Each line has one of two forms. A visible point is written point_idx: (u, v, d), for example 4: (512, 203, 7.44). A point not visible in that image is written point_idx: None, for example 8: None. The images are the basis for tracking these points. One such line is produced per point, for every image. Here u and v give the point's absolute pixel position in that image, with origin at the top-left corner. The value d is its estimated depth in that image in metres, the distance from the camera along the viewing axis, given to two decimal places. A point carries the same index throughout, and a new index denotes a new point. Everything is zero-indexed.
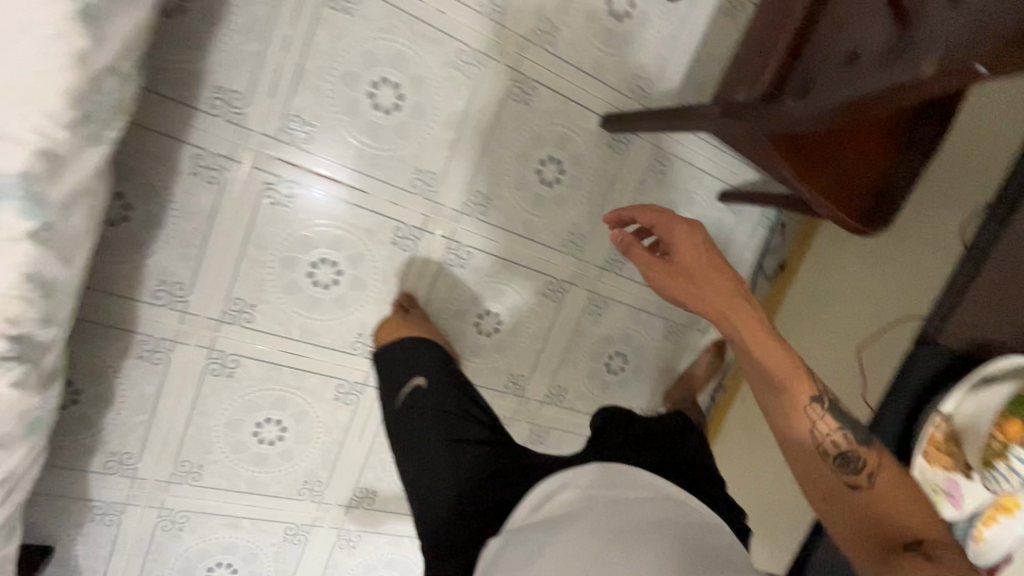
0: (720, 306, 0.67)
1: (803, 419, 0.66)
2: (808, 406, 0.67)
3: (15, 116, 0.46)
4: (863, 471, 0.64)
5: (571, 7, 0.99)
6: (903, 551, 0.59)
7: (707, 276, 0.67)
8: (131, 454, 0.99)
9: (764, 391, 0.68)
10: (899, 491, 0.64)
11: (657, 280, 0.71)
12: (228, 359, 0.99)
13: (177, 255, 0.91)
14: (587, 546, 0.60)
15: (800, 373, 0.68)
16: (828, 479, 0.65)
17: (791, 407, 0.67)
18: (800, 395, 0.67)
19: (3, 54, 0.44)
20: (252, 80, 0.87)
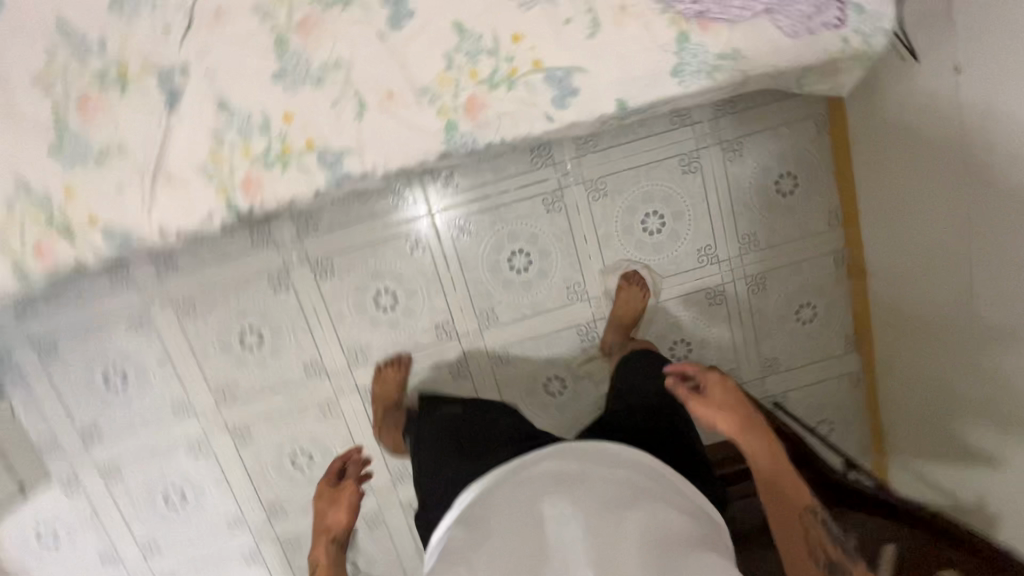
0: (739, 435, 0.85)
1: (798, 524, 0.77)
2: (804, 516, 0.77)
3: (374, 157, 0.82)
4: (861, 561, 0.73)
5: (651, 324, 1.38)
6: None
7: (733, 412, 0.87)
8: (177, 267, 1.25)
9: (768, 500, 0.81)
10: None
11: (699, 413, 0.90)
12: (285, 282, 1.28)
13: (336, 213, 1.26)
14: (583, 517, 0.69)
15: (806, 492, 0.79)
16: None
17: (789, 515, 0.78)
18: (796, 508, 0.78)
19: (401, 142, 0.81)
20: (469, 188, 1.27)
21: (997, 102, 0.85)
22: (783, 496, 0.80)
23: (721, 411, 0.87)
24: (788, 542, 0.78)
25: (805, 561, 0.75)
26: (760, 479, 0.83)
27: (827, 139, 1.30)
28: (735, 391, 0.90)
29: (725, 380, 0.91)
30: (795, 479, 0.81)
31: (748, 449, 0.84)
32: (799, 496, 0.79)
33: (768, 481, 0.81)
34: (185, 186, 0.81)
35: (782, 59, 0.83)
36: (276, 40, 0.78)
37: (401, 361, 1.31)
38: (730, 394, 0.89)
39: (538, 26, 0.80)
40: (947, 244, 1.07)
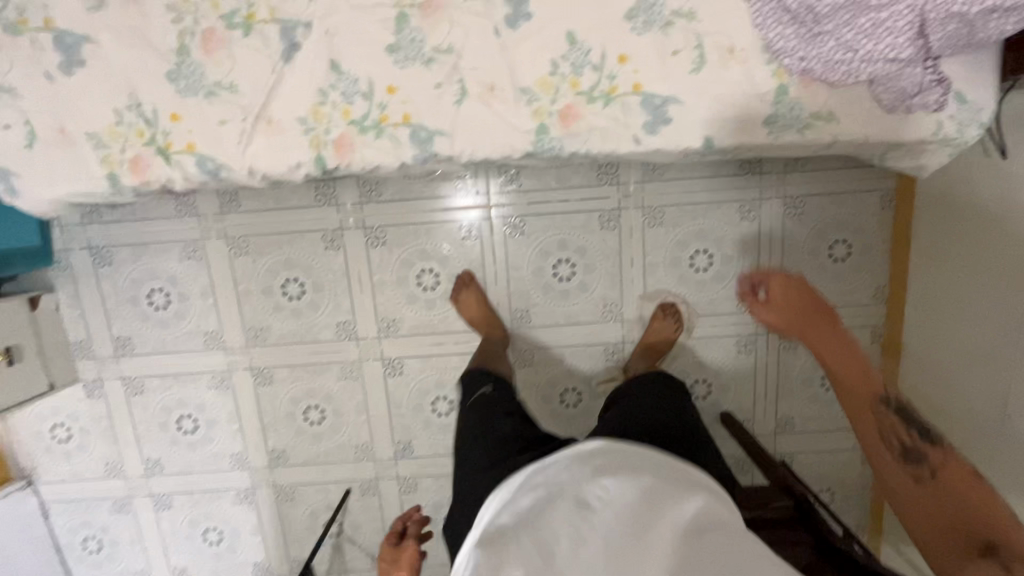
0: (807, 331, 0.98)
1: (875, 415, 0.86)
2: (878, 403, 0.87)
3: (463, 143, 0.85)
4: (929, 467, 0.78)
5: (677, 358, 1.39)
6: (977, 550, 0.67)
7: (801, 308, 1.00)
8: (240, 206, 1.30)
9: (843, 394, 0.91)
10: (967, 483, 0.74)
11: (770, 314, 1.04)
12: (337, 242, 1.32)
13: (400, 186, 1.29)
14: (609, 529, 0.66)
15: (875, 380, 0.90)
16: (899, 470, 0.80)
17: (866, 404, 0.88)
18: (869, 392, 0.89)
19: (492, 134, 0.84)
20: (531, 189, 1.29)
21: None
22: (852, 391, 0.90)
23: (784, 311, 1.02)
24: (875, 436, 0.85)
25: (885, 451, 0.83)
26: (837, 381, 0.93)
27: (890, 216, 1.30)
28: (801, 289, 1.02)
29: (789, 280, 1.04)
30: (863, 367, 0.91)
31: (817, 341, 0.97)
32: (864, 392, 0.89)
33: (840, 373, 0.93)
34: (281, 132, 0.85)
35: (873, 131, 0.84)
36: (398, 15, 0.82)
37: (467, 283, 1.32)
38: (795, 291, 1.02)
39: (646, 52, 0.82)
40: (991, 342, 1.07)
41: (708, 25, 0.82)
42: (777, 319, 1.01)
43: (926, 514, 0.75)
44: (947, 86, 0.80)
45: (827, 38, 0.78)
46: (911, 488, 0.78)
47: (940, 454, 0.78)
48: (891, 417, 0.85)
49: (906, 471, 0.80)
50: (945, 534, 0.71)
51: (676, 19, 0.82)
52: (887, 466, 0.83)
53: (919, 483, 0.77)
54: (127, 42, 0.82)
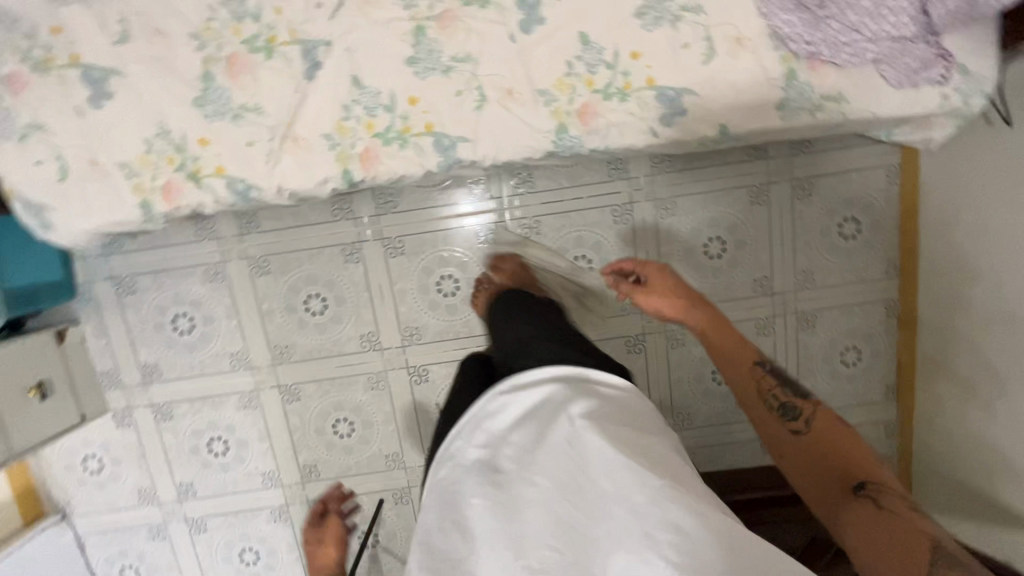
0: (681, 306, 0.97)
1: (754, 381, 0.91)
2: (760, 373, 0.92)
3: (487, 147, 0.87)
4: (801, 419, 0.86)
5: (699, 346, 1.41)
6: (854, 494, 0.78)
7: (677, 292, 0.98)
8: (258, 226, 1.32)
9: (720, 365, 0.95)
10: (833, 431, 0.84)
11: (650, 302, 0.99)
12: (356, 255, 1.34)
13: (415, 196, 1.32)
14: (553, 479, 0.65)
15: (748, 348, 0.95)
16: (778, 428, 0.88)
17: (744, 378, 0.92)
18: (745, 360, 0.93)
19: (515, 137, 0.87)
20: (543, 190, 1.32)
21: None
22: (727, 358, 0.95)
23: (663, 301, 0.98)
24: (743, 390, 0.92)
25: (761, 408, 0.89)
26: (697, 335, 0.97)
27: (896, 190, 1.33)
28: (673, 278, 1.00)
29: (663, 269, 1.01)
30: (735, 337, 0.95)
31: (694, 317, 0.96)
32: (743, 357, 0.93)
33: (713, 345, 0.96)
34: (308, 149, 0.87)
35: (883, 109, 0.87)
36: (415, 28, 0.84)
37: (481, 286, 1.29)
38: (670, 281, 1.00)
39: (658, 47, 0.85)
40: (1007, 304, 1.09)
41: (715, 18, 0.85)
42: (657, 308, 0.99)
43: (799, 460, 0.85)
44: (950, 59, 0.83)
45: (831, 22, 0.82)
46: (780, 441, 0.87)
47: (808, 406, 0.88)
48: (768, 377, 0.92)
49: (783, 427, 0.88)
50: (819, 473, 0.83)
51: (685, 14, 0.85)
52: (761, 419, 0.90)
53: (798, 437, 0.85)
54: (153, 72, 0.85)
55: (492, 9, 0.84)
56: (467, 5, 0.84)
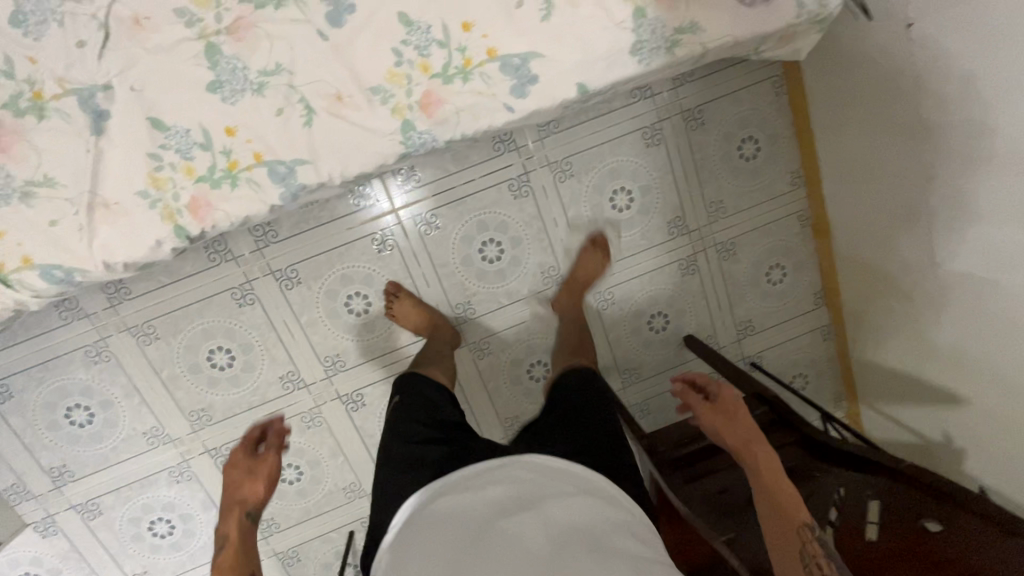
0: (745, 442, 0.86)
1: (793, 537, 0.75)
2: (801, 528, 0.75)
3: (331, 164, 0.77)
4: None
5: (629, 300, 1.38)
6: None
7: (744, 421, 0.88)
8: (130, 292, 1.18)
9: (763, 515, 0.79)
10: None
11: (704, 419, 0.91)
12: (248, 296, 1.22)
13: (295, 219, 1.20)
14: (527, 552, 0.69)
15: (801, 509, 0.78)
16: None
17: (782, 532, 0.76)
18: (796, 516, 0.77)
19: (359, 148, 0.77)
20: (431, 181, 1.23)
21: (953, 62, 0.86)
22: (779, 509, 0.78)
23: (726, 424, 0.88)
24: (782, 547, 0.76)
25: (797, 569, 0.72)
26: (750, 466, 0.84)
27: (785, 100, 1.30)
28: (739, 411, 0.90)
29: (733, 390, 0.92)
30: (793, 495, 0.79)
31: (756, 459, 0.83)
32: (794, 514, 0.77)
33: (766, 495, 0.80)
34: (125, 212, 0.75)
35: (742, 31, 0.80)
36: (207, 47, 0.72)
37: (395, 292, 1.25)
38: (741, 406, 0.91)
39: (490, 13, 0.76)
40: (906, 195, 1.09)
41: None
42: (712, 423, 0.90)
43: None
44: None
45: None
46: None
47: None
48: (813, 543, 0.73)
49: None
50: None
51: None
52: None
53: None
54: None
55: (290, 6, 0.72)
56: (260, 9, 0.72)
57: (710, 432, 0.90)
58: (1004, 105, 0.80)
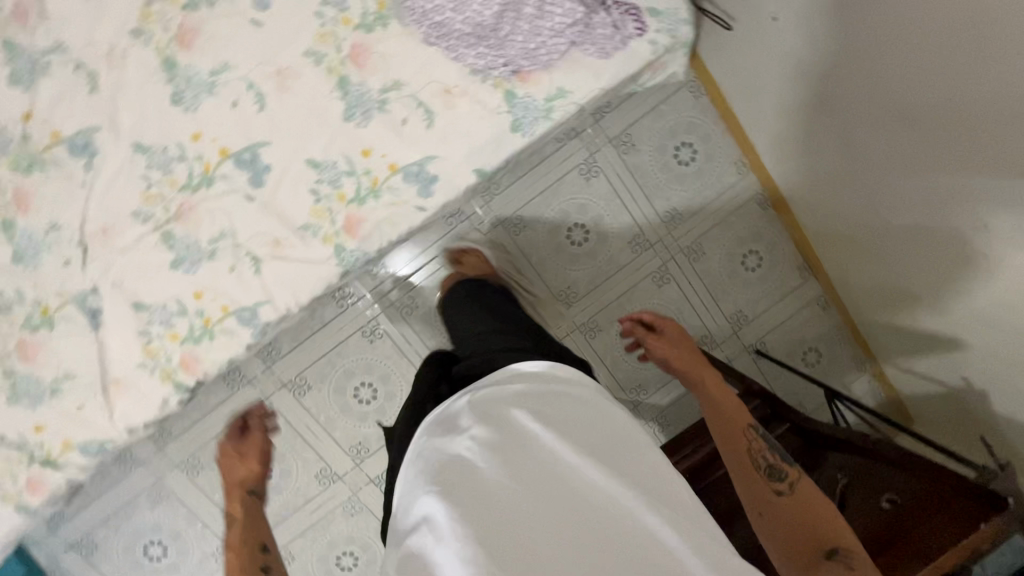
0: (691, 367, 0.81)
1: (741, 436, 0.71)
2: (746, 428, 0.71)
3: (286, 297, 0.89)
4: (787, 480, 0.65)
5: (614, 322, 1.42)
6: (826, 561, 0.58)
7: (692, 354, 0.83)
8: (171, 433, 1.34)
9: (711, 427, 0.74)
10: (822, 503, 0.64)
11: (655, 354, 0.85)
12: (269, 410, 1.36)
13: (293, 333, 1.34)
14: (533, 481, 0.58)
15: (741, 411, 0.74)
16: (756, 482, 0.66)
17: (728, 433, 0.72)
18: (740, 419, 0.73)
19: (306, 279, 0.89)
20: (400, 267, 1.35)
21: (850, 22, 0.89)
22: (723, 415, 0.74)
23: (675, 353, 0.83)
24: (728, 446, 0.71)
25: (744, 462, 0.68)
26: (701, 388, 0.79)
27: (707, 99, 1.35)
28: (684, 340, 0.84)
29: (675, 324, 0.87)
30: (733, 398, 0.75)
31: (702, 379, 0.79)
32: (738, 414, 0.73)
33: (708, 405, 0.76)
34: (132, 384, 0.89)
35: (608, 80, 0.88)
36: (162, 235, 0.86)
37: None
38: (687, 339, 0.85)
39: (382, 137, 0.87)
40: (838, 162, 1.12)
41: (415, 84, 0.86)
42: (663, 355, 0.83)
43: (772, 521, 0.64)
44: (637, 13, 0.85)
45: (514, 38, 0.84)
46: (757, 492, 0.66)
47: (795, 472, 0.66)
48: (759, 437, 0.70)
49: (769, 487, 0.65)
50: (792, 542, 0.61)
51: (387, 94, 0.86)
52: (739, 475, 0.68)
53: (781, 500, 0.64)
54: None
55: (217, 182, 0.86)
56: (196, 192, 0.86)
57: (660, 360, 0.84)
58: (900, 55, 0.83)
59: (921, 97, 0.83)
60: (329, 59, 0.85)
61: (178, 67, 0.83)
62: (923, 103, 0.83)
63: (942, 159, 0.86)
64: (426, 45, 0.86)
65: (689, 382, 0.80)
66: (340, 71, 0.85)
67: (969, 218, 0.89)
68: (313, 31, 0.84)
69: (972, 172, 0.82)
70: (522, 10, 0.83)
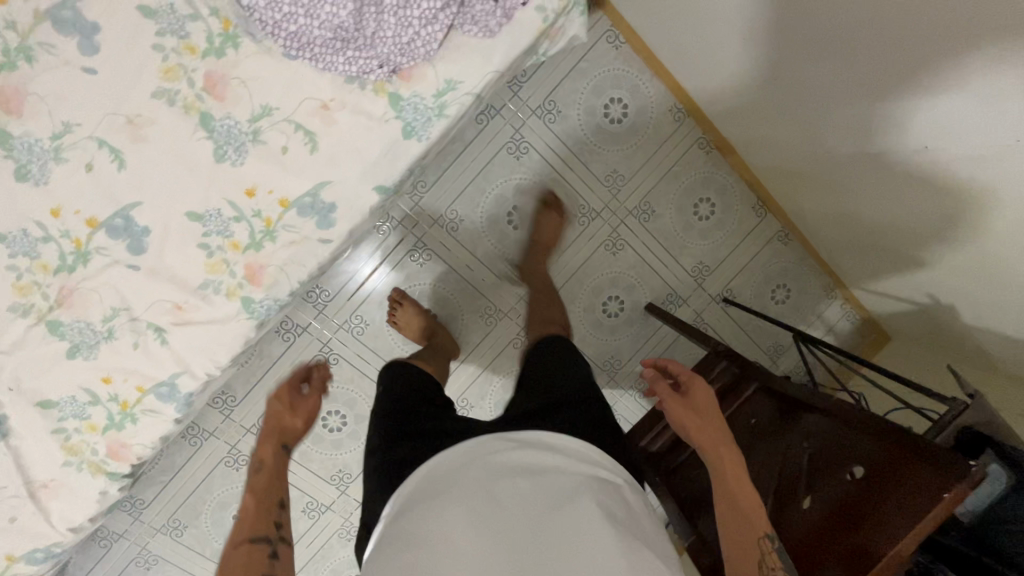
0: (712, 442, 0.74)
1: (754, 544, 0.64)
2: (762, 538, 0.64)
3: (203, 362, 0.82)
4: None
5: (575, 299, 1.36)
6: None
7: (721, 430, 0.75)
8: (143, 501, 1.28)
9: (724, 519, 0.68)
10: None
11: (674, 416, 0.79)
12: (239, 459, 1.30)
13: (244, 378, 1.27)
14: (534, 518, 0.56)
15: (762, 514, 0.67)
16: None
17: (740, 538, 0.66)
18: (759, 527, 0.65)
19: (221, 339, 0.82)
20: (340, 288, 1.27)
21: None
22: (742, 513, 0.67)
23: (696, 421, 0.76)
24: (734, 544, 0.66)
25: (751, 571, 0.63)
26: (717, 472, 0.72)
27: (628, 47, 1.25)
28: (713, 413, 0.77)
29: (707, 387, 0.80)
30: (752, 497, 0.68)
31: (720, 459, 0.72)
32: (755, 518, 0.66)
33: (724, 495, 0.69)
34: (63, 483, 0.83)
35: (499, 62, 0.79)
36: (49, 325, 0.78)
37: (398, 299, 1.22)
38: (714, 404, 0.79)
39: (265, 172, 0.78)
40: (771, 97, 1.04)
41: (287, 106, 0.77)
42: (685, 420, 0.78)
43: None
44: None
45: (383, 36, 0.73)
46: None
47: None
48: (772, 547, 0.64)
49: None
50: None
51: (258, 123, 0.77)
52: None
53: None
54: None
55: (94, 257, 0.77)
56: (73, 272, 0.77)
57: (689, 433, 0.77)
58: None
59: (859, 26, 0.75)
60: (183, 95, 0.75)
61: (12, 138, 0.73)
62: (860, 32, 0.75)
63: (885, 82, 0.79)
64: (287, 59, 0.76)
65: (711, 463, 0.73)
66: (198, 107, 0.75)
67: (911, 138, 0.84)
68: (155, 66, 0.74)
69: (926, 94, 0.76)
70: (382, 2, 0.72)
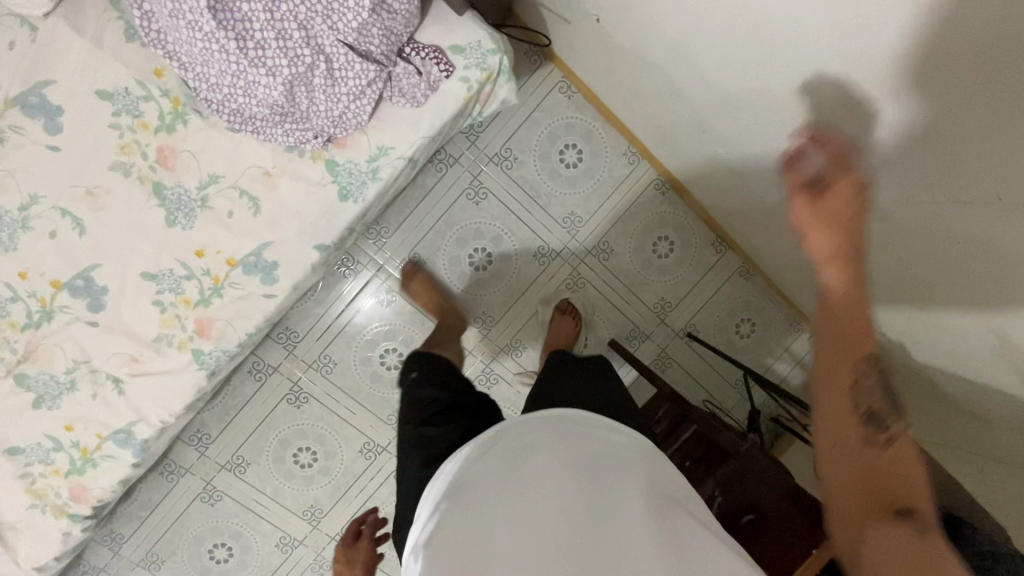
0: (841, 220, 0.49)
1: (852, 363, 0.48)
2: (868, 354, 0.48)
3: (157, 410, 0.88)
4: (886, 432, 0.46)
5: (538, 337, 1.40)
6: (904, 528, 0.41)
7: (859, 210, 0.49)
8: (123, 536, 1.34)
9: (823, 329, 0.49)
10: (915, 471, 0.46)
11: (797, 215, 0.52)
12: (215, 494, 1.35)
13: (218, 416, 1.33)
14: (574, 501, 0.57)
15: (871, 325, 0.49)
16: (846, 425, 0.47)
17: (838, 349, 0.48)
18: (867, 339, 0.48)
19: (173, 388, 0.88)
20: (308, 329, 1.33)
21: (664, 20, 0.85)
22: (843, 325, 0.49)
23: (833, 210, 0.50)
24: (829, 369, 0.48)
25: (843, 396, 0.47)
26: (838, 265, 0.49)
27: (580, 97, 1.31)
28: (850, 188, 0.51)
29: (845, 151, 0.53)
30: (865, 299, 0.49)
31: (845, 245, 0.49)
32: (864, 332, 0.48)
33: (834, 299, 0.49)
34: (30, 525, 0.89)
35: (427, 130, 0.85)
36: (16, 378, 0.85)
37: (411, 271, 1.29)
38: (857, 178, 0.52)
39: (212, 234, 0.85)
40: (706, 147, 1.09)
41: (231, 174, 0.84)
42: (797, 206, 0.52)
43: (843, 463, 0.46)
44: (439, 57, 0.81)
45: (315, 112, 0.80)
46: (842, 424, 0.47)
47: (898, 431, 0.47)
48: (872, 383, 0.48)
49: (860, 434, 0.47)
50: (861, 503, 0.44)
51: (206, 190, 0.84)
52: (819, 405, 0.49)
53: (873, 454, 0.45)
54: None
55: (58, 315, 0.84)
56: (37, 329, 0.84)
57: (826, 224, 0.50)
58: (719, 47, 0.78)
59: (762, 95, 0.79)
60: (137, 168, 0.82)
61: None
62: (762, 101, 0.80)
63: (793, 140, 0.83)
64: (232, 133, 0.83)
65: (841, 261, 0.49)
66: (152, 178, 0.83)
67: None
68: (112, 143, 0.81)
69: None
70: (311, 81, 0.77)
